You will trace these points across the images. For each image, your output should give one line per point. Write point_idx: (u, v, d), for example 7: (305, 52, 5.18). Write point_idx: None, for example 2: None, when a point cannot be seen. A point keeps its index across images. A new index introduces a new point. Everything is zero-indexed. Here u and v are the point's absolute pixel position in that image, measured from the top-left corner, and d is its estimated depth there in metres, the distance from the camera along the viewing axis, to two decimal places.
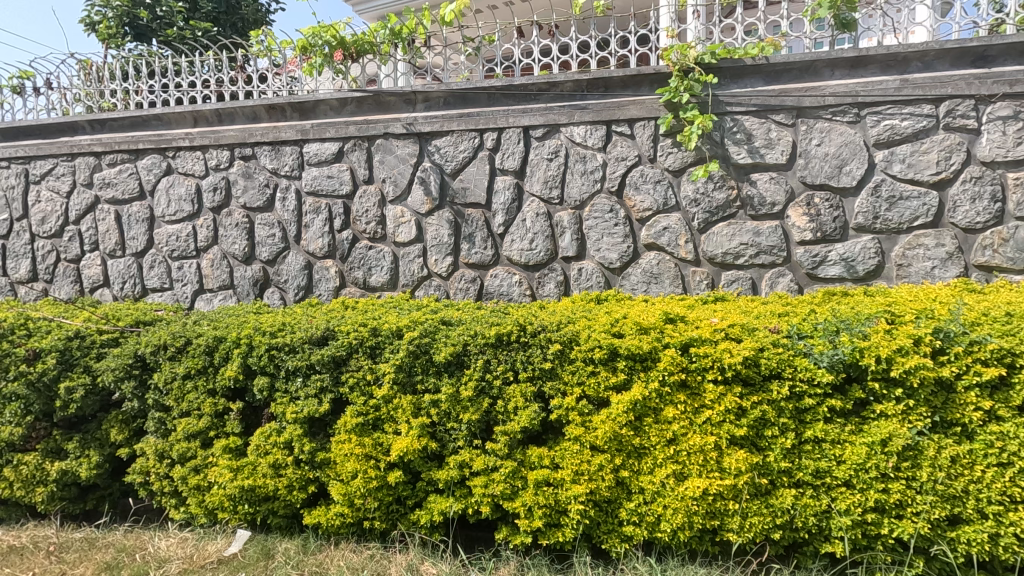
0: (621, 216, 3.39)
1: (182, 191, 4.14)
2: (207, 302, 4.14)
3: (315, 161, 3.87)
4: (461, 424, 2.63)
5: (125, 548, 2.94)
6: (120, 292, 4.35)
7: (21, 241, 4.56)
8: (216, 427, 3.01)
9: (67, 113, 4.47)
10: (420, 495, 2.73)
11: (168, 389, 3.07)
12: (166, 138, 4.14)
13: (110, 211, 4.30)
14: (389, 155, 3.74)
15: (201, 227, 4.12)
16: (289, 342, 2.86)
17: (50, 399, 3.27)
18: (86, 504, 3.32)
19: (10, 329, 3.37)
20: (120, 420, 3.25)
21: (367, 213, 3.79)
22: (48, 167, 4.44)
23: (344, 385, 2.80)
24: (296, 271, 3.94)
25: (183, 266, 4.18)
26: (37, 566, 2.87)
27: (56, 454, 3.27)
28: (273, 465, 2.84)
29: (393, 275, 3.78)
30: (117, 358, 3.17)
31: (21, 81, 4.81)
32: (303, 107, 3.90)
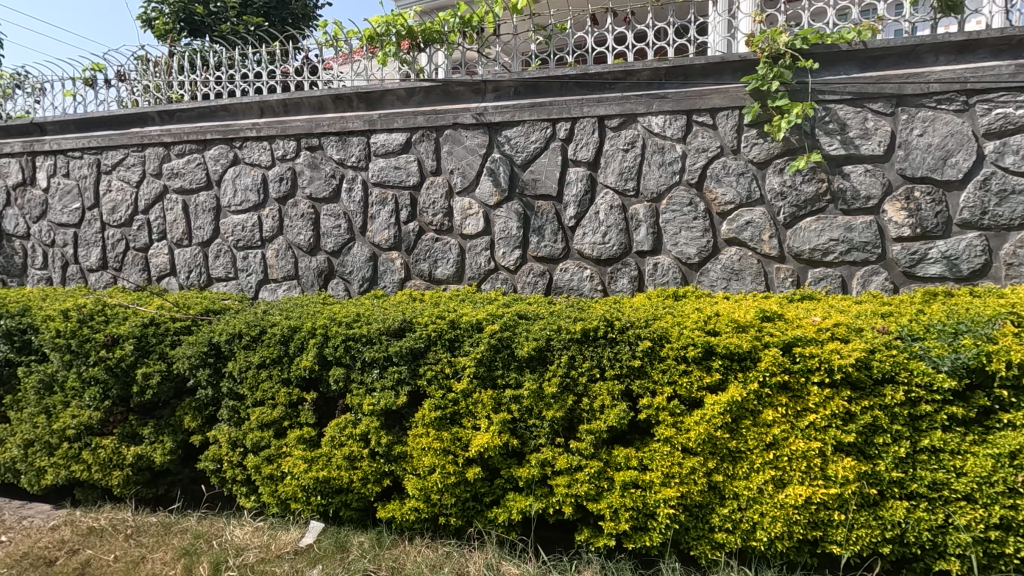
0: (700, 209, 3.26)
1: (248, 181, 4.17)
2: (272, 292, 4.16)
3: (382, 152, 3.84)
4: (544, 421, 2.55)
5: (201, 534, 2.95)
6: (186, 281, 4.41)
7: (92, 230, 4.67)
8: (289, 417, 2.99)
9: (136, 104, 4.56)
10: (498, 493, 2.66)
11: (243, 377, 3.07)
12: (234, 129, 4.16)
13: (178, 201, 4.36)
14: (458, 146, 3.68)
15: (267, 218, 4.14)
16: (365, 333, 2.83)
17: (126, 384, 3.33)
18: (159, 489, 3.35)
19: (89, 315, 3.43)
20: (193, 408, 3.26)
21: (434, 205, 3.74)
22: (119, 157, 4.53)
23: (422, 378, 2.75)
24: (361, 263, 3.93)
25: (248, 256, 4.21)
26: (118, 548, 2.93)
27: (132, 439, 3.32)
28: (349, 457, 2.81)
29: (459, 268, 3.72)
30: (192, 346, 3.19)
31: (93, 73, 4.93)
32: (369, 97, 3.89)
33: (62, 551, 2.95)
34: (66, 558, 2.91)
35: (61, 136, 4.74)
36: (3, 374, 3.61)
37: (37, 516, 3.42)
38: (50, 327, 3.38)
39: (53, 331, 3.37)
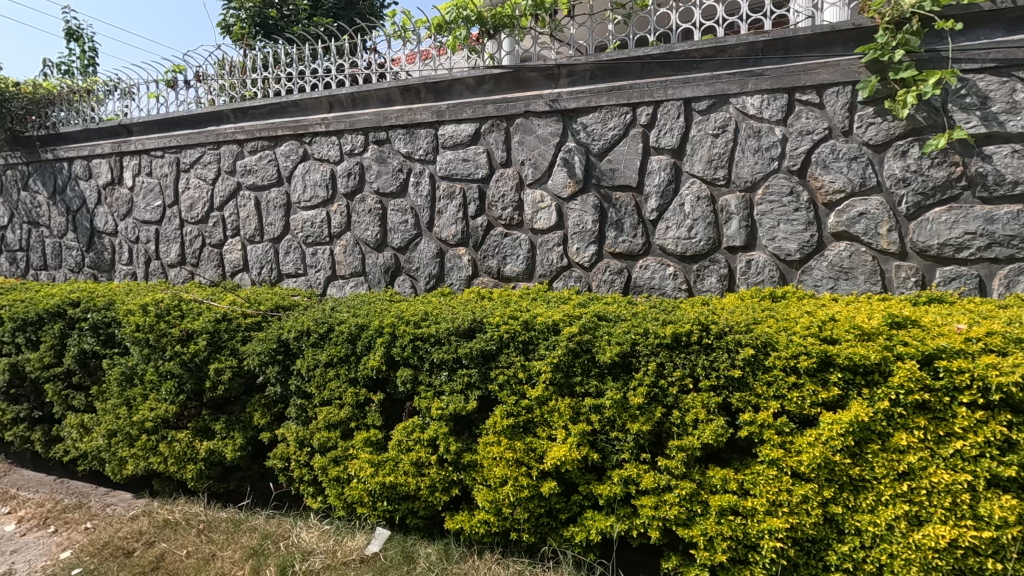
0: (803, 199, 2.89)
1: (317, 177, 4.14)
2: (339, 289, 4.12)
3: (450, 144, 3.69)
4: (628, 435, 2.30)
5: (269, 534, 2.90)
6: (258, 277, 4.45)
7: (172, 227, 4.81)
8: (356, 418, 2.89)
9: (212, 103, 4.66)
10: (575, 510, 2.44)
11: (310, 375, 3.00)
12: (303, 124, 4.15)
13: (251, 197, 4.40)
14: (530, 136, 3.47)
15: (335, 213, 4.09)
16: (434, 333, 2.68)
17: (200, 379, 3.35)
18: (230, 485, 3.36)
19: (166, 310, 3.48)
20: (262, 404, 3.24)
21: (504, 198, 3.56)
22: (196, 155, 4.63)
23: (493, 383, 2.56)
24: (428, 259, 3.81)
25: (316, 252, 4.19)
26: (190, 544, 2.94)
27: (204, 434, 3.35)
28: (416, 463, 2.67)
29: (529, 265, 3.52)
30: (262, 343, 3.16)
31: (174, 75, 5.10)
32: (438, 88, 3.77)
33: (140, 543, 3.00)
34: (143, 551, 2.95)
35: (144, 137, 4.93)
36: (90, 366, 3.74)
37: (119, 505, 3.53)
38: (131, 321, 3.45)
39: (133, 325, 3.44)
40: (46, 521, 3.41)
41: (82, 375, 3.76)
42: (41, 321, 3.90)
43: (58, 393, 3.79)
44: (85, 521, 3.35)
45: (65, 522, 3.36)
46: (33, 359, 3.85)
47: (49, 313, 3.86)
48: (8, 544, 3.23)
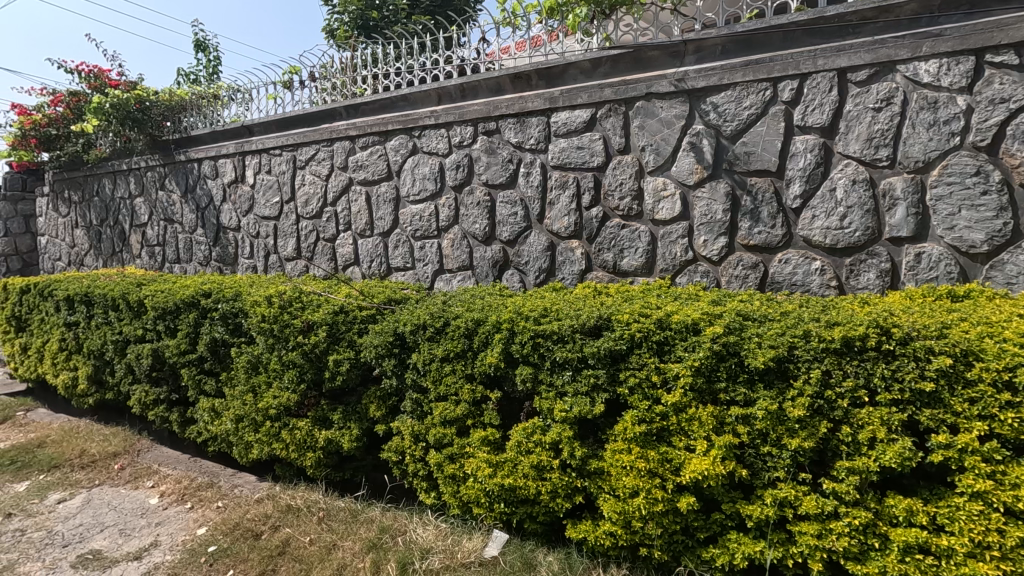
0: (993, 180, 2.44)
1: (426, 170, 4.13)
2: (447, 282, 4.09)
3: (564, 132, 3.52)
4: (785, 451, 2.03)
5: (387, 528, 2.90)
6: (368, 270, 4.53)
7: (289, 222, 5.03)
8: (473, 416, 2.81)
9: (326, 101, 4.80)
10: (715, 530, 2.19)
11: (426, 370, 2.95)
12: (413, 118, 4.15)
13: (362, 192, 4.49)
14: (652, 119, 3.22)
15: (444, 207, 4.07)
16: (557, 330, 2.52)
17: (319, 370, 3.44)
18: (346, 474, 3.42)
19: (289, 302, 3.60)
20: (378, 397, 3.25)
21: (622, 187, 3.34)
22: (311, 152, 4.80)
23: (623, 386, 2.37)
24: (538, 252, 3.67)
25: (425, 246, 4.18)
26: (313, 531, 3.00)
27: (323, 423, 3.43)
28: (536, 466, 2.53)
29: (649, 259, 3.28)
30: (379, 336, 3.16)
31: (290, 76, 5.33)
32: (550, 73, 3.62)
33: (266, 526, 3.12)
34: (269, 534, 3.06)
35: (264, 136, 5.19)
36: (220, 353, 3.96)
37: (245, 486, 3.71)
38: (257, 312, 3.60)
39: (259, 316, 3.59)
40: (183, 497, 3.66)
41: (212, 361, 3.99)
42: (178, 310, 4.19)
43: (193, 377, 4.05)
44: (216, 500, 3.55)
45: (200, 500, 3.58)
46: (172, 345, 4.15)
47: (185, 303, 4.13)
48: (152, 516, 3.48)
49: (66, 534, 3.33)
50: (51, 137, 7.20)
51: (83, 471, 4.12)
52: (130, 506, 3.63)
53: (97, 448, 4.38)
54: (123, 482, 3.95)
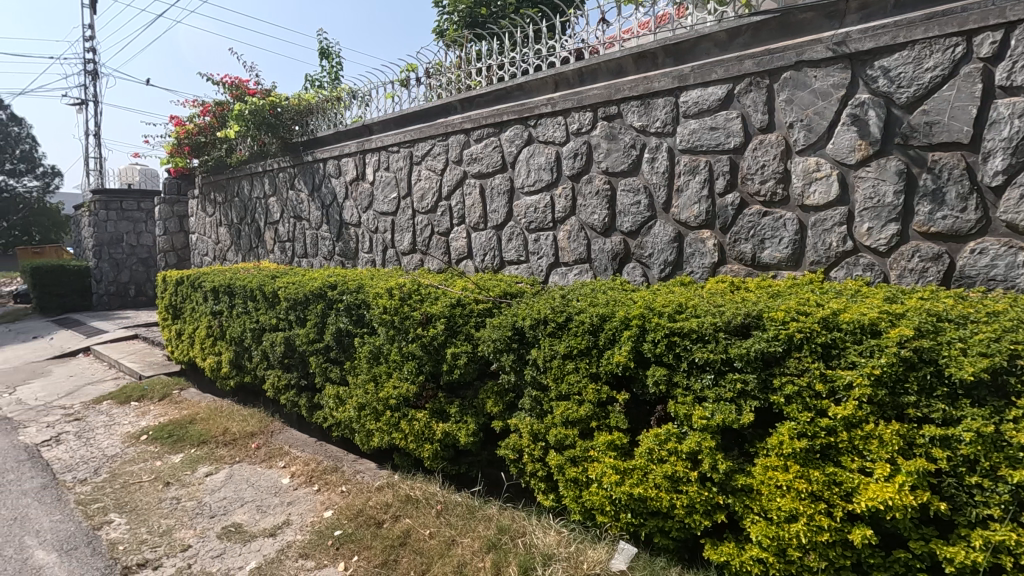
0: None
1: (542, 160, 4.00)
2: (563, 276, 3.93)
3: (695, 112, 3.22)
4: (1001, 484, 1.65)
5: (505, 528, 2.82)
6: (481, 264, 4.50)
7: (405, 217, 5.15)
8: (598, 418, 2.64)
9: (441, 96, 4.84)
10: (897, 571, 1.83)
11: (547, 367, 2.82)
12: (529, 106, 4.04)
13: (476, 185, 4.47)
14: (803, 91, 2.85)
15: (560, 197, 3.92)
16: (697, 328, 2.27)
17: (437, 362, 3.43)
18: (462, 468, 3.39)
19: (408, 294, 3.63)
20: (495, 392, 3.19)
21: (764, 169, 2.99)
22: (427, 148, 4.87)
23: (778, 394, 2.07)
24: (663, 244, 3.41)
25: (540, 238, 4.06)
26: (432, 525, 3.00)
27: (440, 416, 3.42)
28: (670, 477, 2.29)
29: (797, 250, 2.90)
30: (497, 330, 3.08)
31: (407, 74, 5.46)
32: (679, 49, 3.33)
33: (388, 515, 3.17)
34: (391, 524, 3.10)
35: (383, 134, 5.37)
36: (344, 343, 4.12)
37: (367, 473, 3.82)
38: (379, 304, 3.69)
39: (381, 307, 3.67)
40: (311, 479, 3.84)
41: (337, 351, 4.15)
42: (307, 301, 4.42)
43: (320, 365, 4.25)
44: (341, 484, 3.69)
45: (326, 483, 3.74)
46: (302, 334, 4.39)
47: (313, 294, 4.35)
48: (285, 496, 3.69)
49: (213, 506, 3.61)
50: (201, 144, 7.99)
51: (226, 448, 4.48)
52: (265, 484, 3.87)
53: (238, 427, 4.76)
54: (259, 460, 4.24)
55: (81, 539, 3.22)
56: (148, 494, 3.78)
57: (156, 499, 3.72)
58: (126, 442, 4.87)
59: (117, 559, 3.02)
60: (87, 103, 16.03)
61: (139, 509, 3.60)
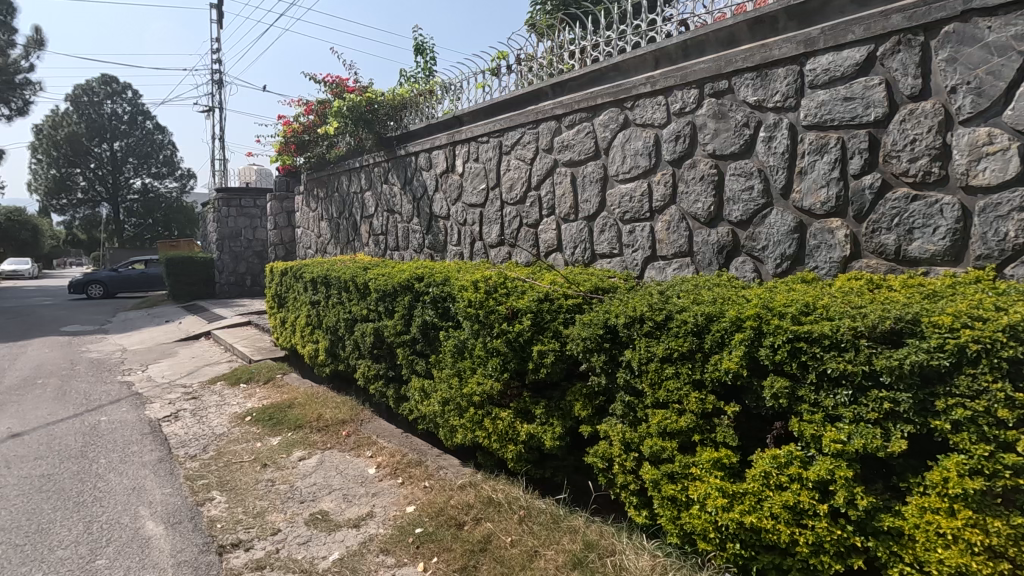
0: None
1: (639, 145, 3.68)
2: (660, 271, 3.59)
3: (825, 81, 2.78)
4: None
5: (592, 543, 2.59)
6: (572, 257, 4.25)
7: (494, 208, 5.02)
8: (701, 431, 2.32)
9: (532, 83, 4.65)
10: None
11: (642, 370, 2.53)
12: (625, 87, 3.74)
13: (567, 173, 4.23)
14: (971, 47, 2.34)
15: (659, 184, 3.58)
16: (830, 333, 1.90)
17: (522, 360, 3.26)
18: (547, 473, 3.19)
19: (494, 287, 3.49)
20: (584, 395, 2.96)
21: (915, 144, 2.50)
22: (517, 137, 4.71)
23: (942, 419, 1.68)
24: (780, 235, 2.98)
25: (635, 229, 3.74)
26: (514, 531, 2.83)
27: (525, 416, 3.25)
28: (791, 508, 1.94)
29: (957, 241, 2.39)
30: (587, 327, 2.82)
31: (498, 62, 5.33)
32: (804, 11, 2.89)
33: (468, 516, 3.05)
34: (471, 526, 2.98)
35: (473, 125, 5.28)
36: (430, 336, 4.06)
37: (450, 469, 3.74)
38: (464, 297, 3.57)
39: (466, 300, 3.55)
40: (396, 471, 3.82)
41: (423, 343, 4.11)
42: (396, 292, 4.42)
43: (407, 357, 4.24)
44: (424, 479, 3.63)
45: (410, 477, 3.70)
46: (390, 326, 4.40)
47: (401, 286, 4.33)
48: (370, 486, 3.69)
49: (303, 491, 3.69)
50: (305, 142, 8.42)
51: (319, 433, 4.61)
52: (353, 473, 3.91)
53: (331, 414, 4.89)
54: (348, 448, 4.30)
55: (185, 514, 3.40)
56: (247, 475, 3.95)
57: (254, 480, 3.88)
58: (233, 421, 5.18)
59: (215, 537, 3.14)
60: (216, 110, 17.65)
61: (238, 488, 3.76)
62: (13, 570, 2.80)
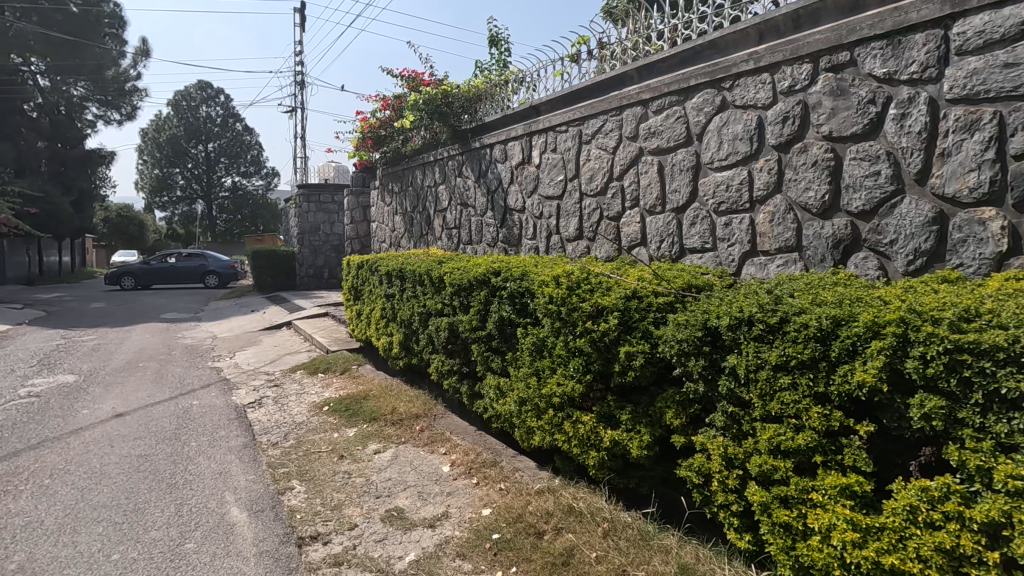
0: None
1: (739, 128, 3.35)
2: (761, 268, 3.25)
3: (977, 46, 2.37)
4: None
5: (689, 567, 2.35)
6: (657, 252, 3.97)
7: (572, 200, 4.80)
8: (823, 451, 2.04)
9: (616, 67, 4.39)
10: None
11: (750, 378, 2.25)
12: (723, 66, 3.41)
13: (654, 162, 3.95)
14: None
15: (761, 171, 3.24)
16: (1007, 346, 1.59)
17: (607, 361, 3.04)
18: (631, 483, 2.97)
19: (577, 283, 3.29)
20: (676, 401, 2.70)
21: None
22: (599, 124, 4.46)
23: None
24: (913, 227, 2.59)
25: (731, 222, 3.42)
26: (599, 546, 2.63)
27: (609, 421, 3.04)
28: (946, 551, 1.66)
29: None
30: (683, 328, 2.54)
31: (578, 48, 5.11)
32: None
33: (548, 526, 2.88)
34: (552, 536, 2.81)
35: (551, 114, 5.09)
36: (506, 332, 3.92)
37: (526, 472, 3.59)
38: (544, 293, 3.38)
39: (546, 297, 3.36)
40: (470, 471, 3.71)
41: (499, 340, 3.97)
42: (471, 287, 4.31)
43: (482, 354, 4.12)
44: (500, 481, 3.49)
45: (485, 478, 3.58)
46: (465, 321, 4.30)
47: (477, 280, 4.21)
48: (444, 485, 3.61)
49: (379, 486, 3.66)
50: (381, 136, 8.56)
51: (394, 427, 4.60)
52: (427, 470, 3.84)
53: (405, 407, 4.87)
54: (423, 444, 4.25)
55: (267, 502, 3.45)
56: (325, 466, 3.98)
57: (331, 471, 3.90)
58: (312, 411, 5.29)
59: (294, 528, 3.15)
60: (298, 110, 18.46)
61: (316, 478, 3.79)
62: (112, 548, 2.92)
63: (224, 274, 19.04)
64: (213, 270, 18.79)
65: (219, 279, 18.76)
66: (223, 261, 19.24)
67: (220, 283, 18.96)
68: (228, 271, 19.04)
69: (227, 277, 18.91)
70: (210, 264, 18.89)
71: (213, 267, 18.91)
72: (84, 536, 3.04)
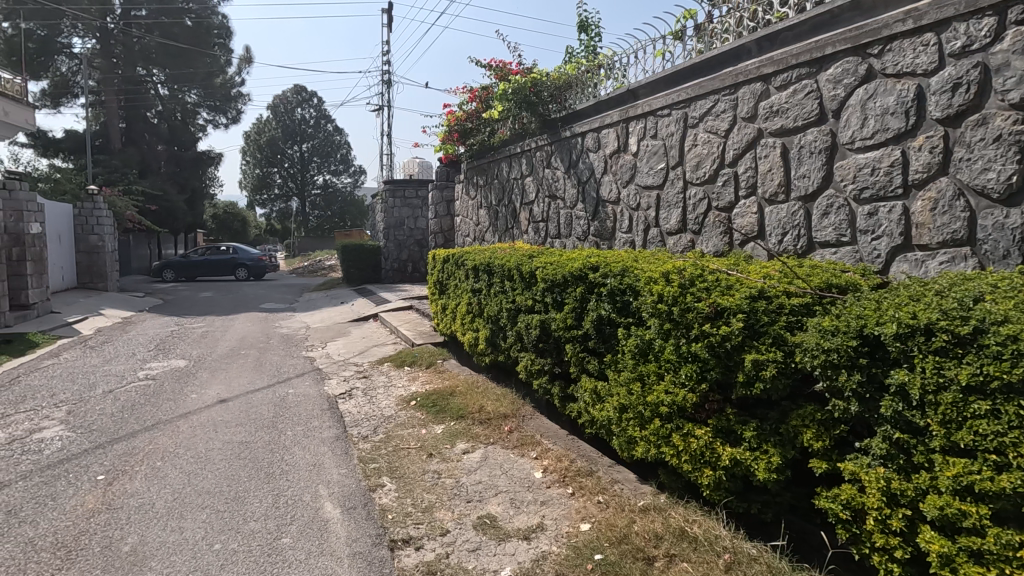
0: None
1: (891, 101, 2.85)
2: (916, 266, 2.75)
3: None
4: None
5: None
6: (777, 246, 3.52)
7: (675, 190, 4.42)
8: None
9: (731, 40, 3.95)
10: None
11: (930, 400, 1.83)
12: (871, 29, 2.92)
13: (777, 145, 3.50)
14: None
15: (919, 151, 2.73)
16: None
17: (728, 369, 2.67)
18: (753, 509, 2.60)
19: (690, 282, 2.92)
20: (819, 420, 2.31)
21: None
22: (708, 106, 4.05)
23: None
24: None
25: (877, 211, 2.93)
26: None
27: (727, 437, 2.67)
28: None
29: None
30: (833, 336, 2.13)
31: (683, 24, 4.70)
32: None
33: (659, 551, 2.57)
34: (664, 564, 2.51)
35: (651, 98, 4.71)
36: (605, 333, 3.62)
37: (626, 485, 3.31)
38: (652, 291, 3.05)
39: (654, 295, 3.03)
40: (565, 479, 3.47)
41: (597, 340, 3.69)
42: (566, 283, 4.04)
43: (577, 354, 3.86)
44: (598, 493, 3.22)
45: (581, 488, 3.32)
46: (559, 319, 4.05)
47: (573, 276, 3.94)
48: (537, 493, 3.39)
49: (469, 489, 3.50)
50: (467, 129, 8.50)
51: (481, 426, 4.45)
52: (518, 474, 3.64)
53: (492, 406, 4.70)
54: (512, 445, 4.06)
55: (359, 499, 3.39)
56: (414, 463, 3.90)
57: (420, 470, 3.80)
58: (399, 405, 5.27)
59: (387, 529, 3.05)
60: (385, 109, 19.06)
61: (406, 476, 3.71)
62: (214, 537, 2.95)
63: (254, 267, 20.33)
64: (243, 263, 20.12)
65: (248, 272, 20.19)
66: (253, 254, 20.43)
67: (250, 275, 20.24)
68: (258, 264, 20.35)
69: (258, 270, 20.32)
70: (240, 258, 20.18)
71: (243, 260, 20.17)
72: (190, 522, 3.11)
